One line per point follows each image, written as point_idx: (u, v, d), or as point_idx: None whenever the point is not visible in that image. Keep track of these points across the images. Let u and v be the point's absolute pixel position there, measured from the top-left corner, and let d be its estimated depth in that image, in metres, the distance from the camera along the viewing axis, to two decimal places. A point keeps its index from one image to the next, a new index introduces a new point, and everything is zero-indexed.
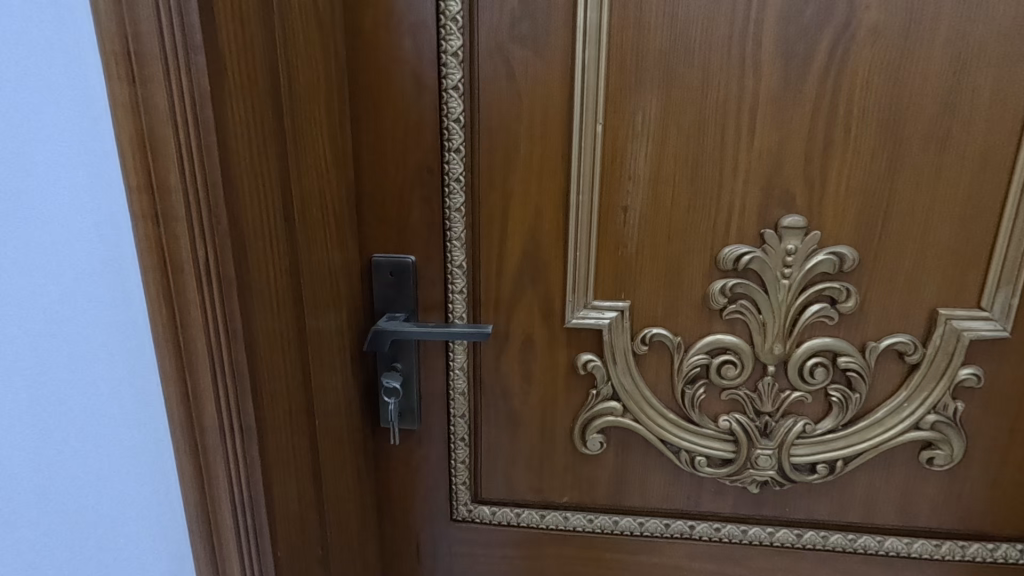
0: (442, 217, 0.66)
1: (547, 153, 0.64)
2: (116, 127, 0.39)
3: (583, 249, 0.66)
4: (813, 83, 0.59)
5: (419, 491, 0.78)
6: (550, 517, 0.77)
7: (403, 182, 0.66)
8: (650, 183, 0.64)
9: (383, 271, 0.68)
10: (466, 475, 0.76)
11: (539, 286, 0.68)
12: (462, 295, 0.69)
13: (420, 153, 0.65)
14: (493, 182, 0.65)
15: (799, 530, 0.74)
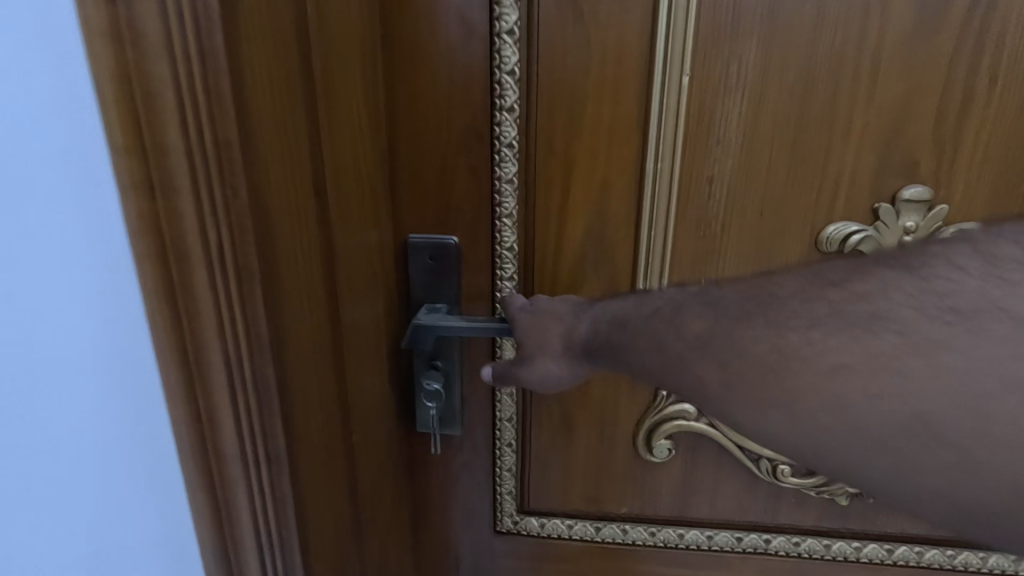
0: (491, 190, 0.56)
1: (620, 112, 0.53)
2: (93, 64, 0.29)
3: (658, 227, 0.56)
4: (955, 23, 0.48)
5: (458, 501, 0.69)
6: (607, 530, 0.69)
7: (445, 148, 0.55)
8: (741, 148, 0.53)
9: (421, 254, 0.58)
10: (513, 484, 0.67)
11: (603, 271, 0.59)
12: (513, 283, 0.59)
13: (466, 112, 0.54)
14: (551, 148, 0.55)
15: (889, 545, 0.66)
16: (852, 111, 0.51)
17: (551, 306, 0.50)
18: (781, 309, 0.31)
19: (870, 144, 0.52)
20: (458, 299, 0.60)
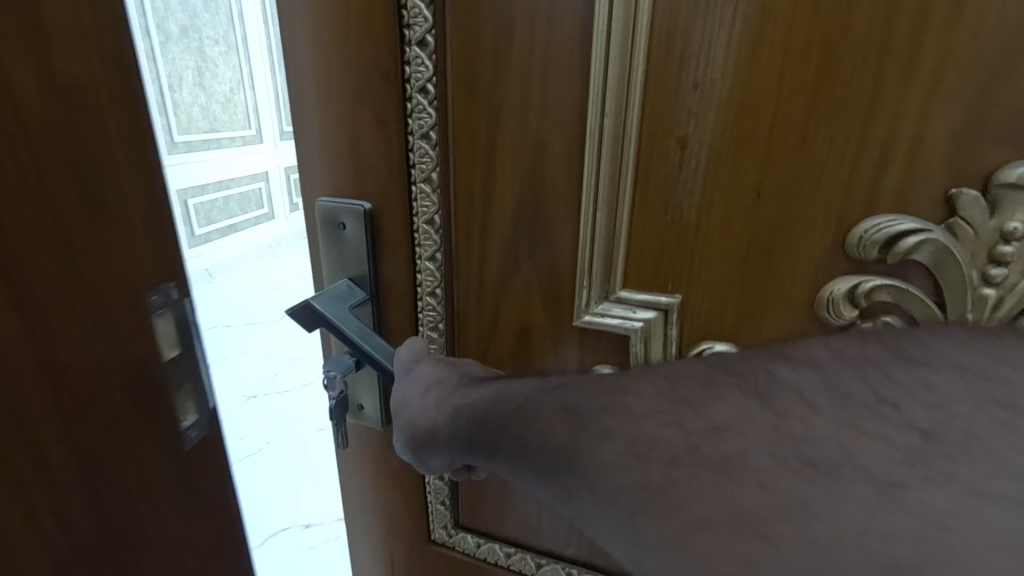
0: (403, 149, 0.42)
1: (559, 43, 0.37)
2: None
3: (614, 202, 0.39)
4: None
5: (384, 505, 0.61)
6: (549, 569, 0.57)
7: (347, 94, 0.42)
8: (730, 93, 0.34)
9: (331, 220, 0.46)
10: (445, 495, 0.58)
11: (538, 259, 0.44)
12: (434, 265, 0.46)
13: (367, 44, 0.40)
14: (475, 94, 0.40)
15: None
16: (926, 27, 0.30)
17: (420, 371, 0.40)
18: (641, 437, 0.25)
19: (948, 85, 0.30)
20: (375, 276, 0.48)
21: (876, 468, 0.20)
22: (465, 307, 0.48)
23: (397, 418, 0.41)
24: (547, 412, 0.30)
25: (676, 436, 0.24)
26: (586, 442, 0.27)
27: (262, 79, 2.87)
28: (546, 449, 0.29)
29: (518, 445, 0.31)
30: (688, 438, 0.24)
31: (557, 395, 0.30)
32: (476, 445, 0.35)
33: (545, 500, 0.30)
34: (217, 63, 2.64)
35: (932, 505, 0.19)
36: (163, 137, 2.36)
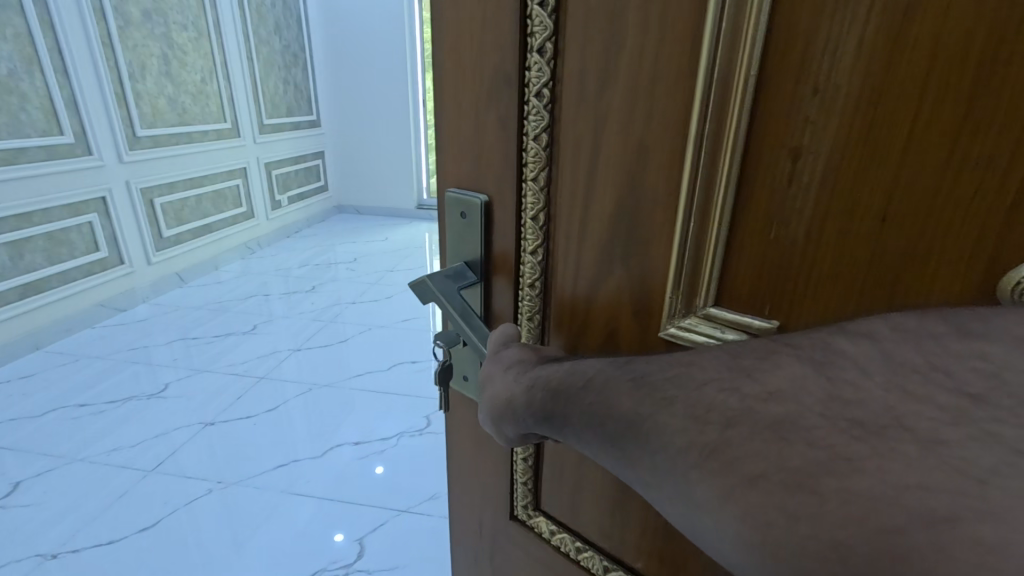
0: (518, 147, 0.43)
1: (671, 42, 0.33)
2: None
3: (704, 216, 0.35)
4: None
5: (474, 516, 0.59)
6: None
7: (475, 95, 0.44)
8: (857, 106, 0.28)
9: (454, 209, 0.50)
10: (530, 528, 0.52)
11: (632, 266, 0.40)
12: (537, 259, 0.46)
13: (496, 51, 0.41)
14: (586, 102, 0.39)
15: None
16: None
17: (504, 353, 0.44)
18: (699, 402, 0.28)
19: None
20: (486, 262, 0.50)
21: (922, 428, 0.21)
22: (559, 305, 0.47)
23: (482, 391, 0.43)
24: (613, 386, 0.32)
25: (732, 400, 0.26)
26: (649, 408, 0.30)
27: (224, 68, 2.97)
28: (613, 417, 0.32)
29: (588, 416, 0.33)
30: (743, 401, 0.26)
31: (628, 368, 0.33)
32: (546, 418, 0.37)
33: (611, 466, 0.33)
34: (185, 48, 2.70)
35: (973, 461, 0.20)
36: (120, 131, 2.38)
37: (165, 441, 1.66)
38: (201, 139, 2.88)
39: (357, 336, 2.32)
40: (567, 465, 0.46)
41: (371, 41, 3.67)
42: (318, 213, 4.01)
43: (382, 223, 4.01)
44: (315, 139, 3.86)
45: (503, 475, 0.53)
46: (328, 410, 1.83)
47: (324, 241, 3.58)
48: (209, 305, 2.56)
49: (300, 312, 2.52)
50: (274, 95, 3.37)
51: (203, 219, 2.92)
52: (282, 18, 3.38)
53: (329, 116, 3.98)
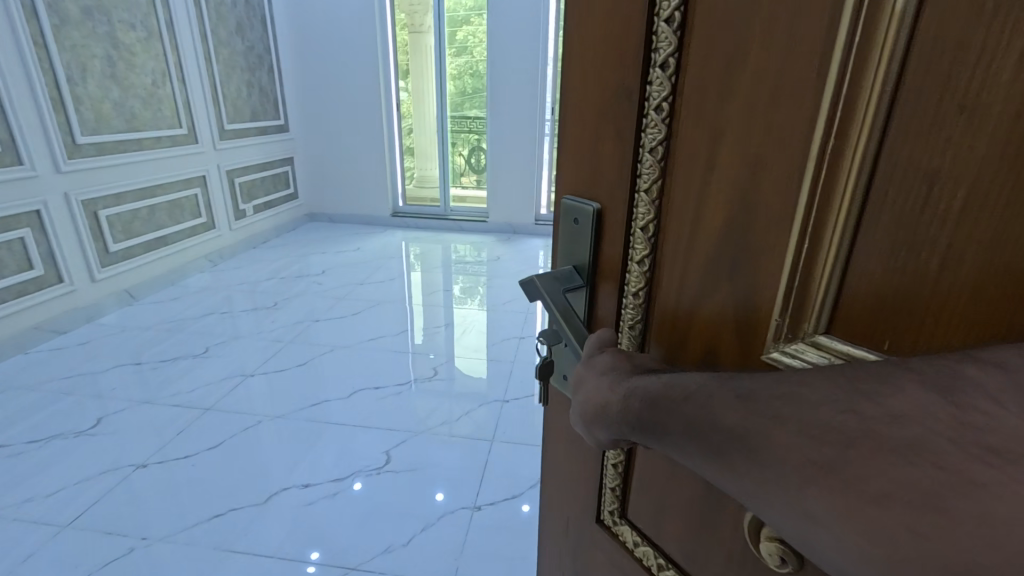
0: (633, 159, 0.42)
1: (798, 54, 0.30)
2: None
3: (818, 242, 0.31)
4: None
5: (558, 511, 0.62)
6: None
7: (596, 108, 0.43)
8: (1014, 134, 0.23)
9: (568, 215, 0.49)
10: (612, 534, 0.53)
11: (739, 286, 0.36)
12: (642, 270, 0.44)
13: (617, 63, 0.40)
14: (705, 115, 0.36)
15: None
16: None
17: (587, 371, 0.43)
18: (815, 421, 0.27)
19: None
20: (595, 269, 0.49)
21: None
22: (661, 318, 0.44)
23: (574, 393, 0.44)
24: (717, 398, 0.32)
25: (851, 420, 0.26)
26: (759, 422, 0.29)
27: (177, 70, 2.81)
28: (716, 428, 0.31)
29: (688, 426, 0.33)
30: (865, 423, 0.25)
31: (732, 385, 0.32)
32: (642, 426, 0.36)
33: (712, 476, 0.32)
34: (134, 48, 2.54)
35: None
36: (57, 138, 2.19)
37: (91, 485, 1.47)
38: (153, 146, 2.70)
39: (323, 357, 2.17)
40: (655, 478, 0.47)
41: (340, 44, 3.61)
42: (285, 223, 3.86)
43: (353, 230, 3.90)
44: (281, 146, 3.71)
45: (591, 482, 0.55)
46: (299, 432, 1.71)
47: (292, 250, 3.46)
48: (162, 324, 2.40)
49: (260, 332, 2.36)
50: (236, 99, 3.23)
51: (156, 231, 2.75)
52: (244, 18, 3.25)
53: (297, 120, 3.85)
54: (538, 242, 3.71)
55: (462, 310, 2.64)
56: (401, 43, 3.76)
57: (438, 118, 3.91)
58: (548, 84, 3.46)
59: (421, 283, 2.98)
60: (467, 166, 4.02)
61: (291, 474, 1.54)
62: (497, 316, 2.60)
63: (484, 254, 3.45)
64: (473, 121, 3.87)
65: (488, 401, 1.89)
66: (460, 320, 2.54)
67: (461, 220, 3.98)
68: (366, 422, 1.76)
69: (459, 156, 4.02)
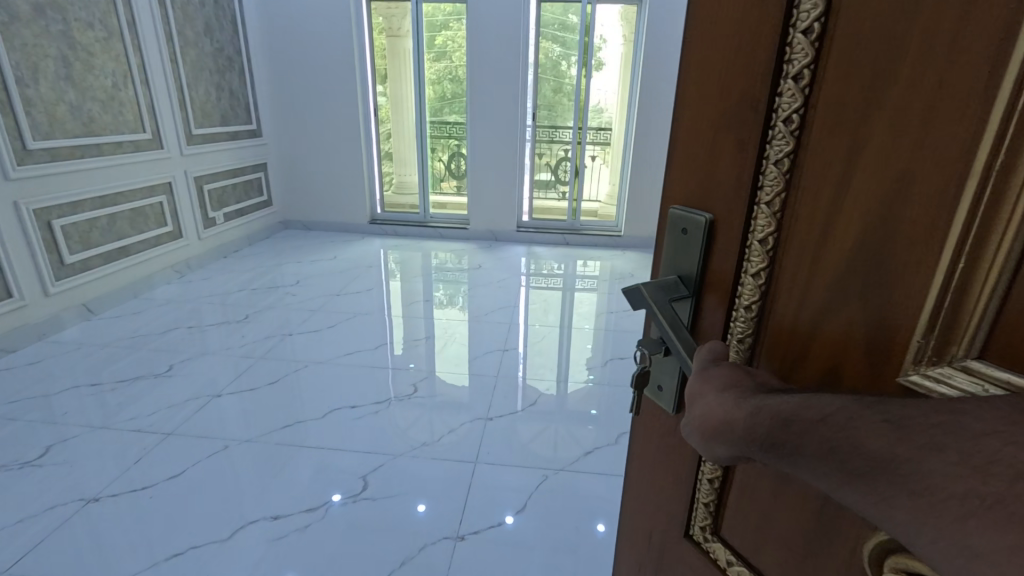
0: (754, 169, 0.38)
1: (966, 57, 0.25)
2: None
3: (975, 273, 0.26)
4: None
5: (640, 524, 0.60)
6: None
7: (715, 118, 0.39)
8: None
9: (676, 225, 0.45)
10: (701, 552, 0.50)
11: (871, 306, 0.31)
12: (757, 284, 0.39)
13: (744, 73, 0.37)
14: (842, 126, 0.31)
15: None
16: None
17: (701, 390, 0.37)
18: (983, 458, 0.21)
19: None
20: (702, 284, 0.45)
21: None
22: (775, 338, 0.39)
23: (686, 410, 0.39)
24: (858, 424, 0.25)
25: None
26: (910, 452, 0.23)
27: (140, 73, 2.65)
28: (862, 452, 0.25)
29: (824, 448, 0.27)
30: None
31: (875, 410, 0.26)
32: (773, 444, 0.30)
33: (857, 506, 0.26)
34: (91, 49, 2.37)
35: None
36: (5, 143, 2.01)
37: (30, 527, 1.30)
38: (114, 152, 2.52)
39: (302, 371, 2.03)
40: (755, 494, 0.44)
41: (316, 48, 3.52)
42: (258, 231, 3.71)
43: (329, 239, 3.79)
44: (254, 151, 3.58)
45: (687, 475, 0.51)
46: (279, 455, 1.57)
47: (265, 260, 3.32)
48: (122, 339, 2.20)
49: (228, 347, 2.18)
50: (205, 104, 3.09)
51: (119, 241, 2.58)
52: (213, 18, 3.12)
53: (270, 125, 3.72)
54: (520, 249, 3.69)
55: (450, 318, 2.58)
56: (379, 47, 3.70)
57: (416, 123, 3.85)
58: (528, 89, 3.53)
59: (400, 293, 2.88)
60: (447, 172, 3.98)
61: (266, 499, 1.41)
62: (486, 321, 2.55)
63: (465, 262, 3.40)
64: (452, 127, 3.85)
65: (480, 406, 1.85)
66: (440, 332, 2.43)
67: (440, 227, 3.92)
68: (357, 439, 1.66)
69: (439, 161, 3.97)
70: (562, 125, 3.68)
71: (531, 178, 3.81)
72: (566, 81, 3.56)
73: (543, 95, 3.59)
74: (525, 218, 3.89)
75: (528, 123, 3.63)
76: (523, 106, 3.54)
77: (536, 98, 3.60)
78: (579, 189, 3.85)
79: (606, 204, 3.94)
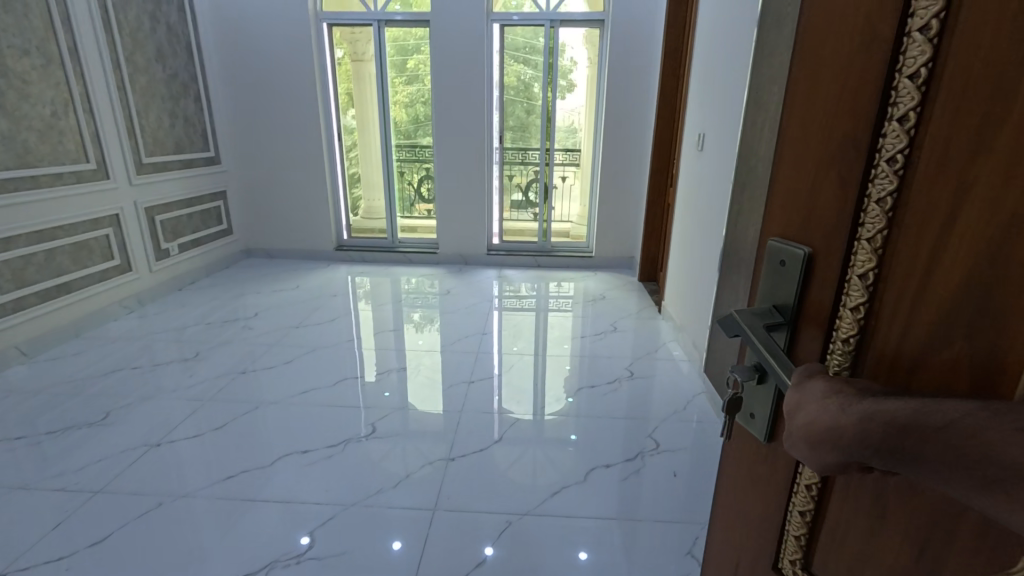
0: (856, 205, 0.36)
1: None
2: None
3: None
4: None
5: (728, 554, 0.57)
6: None
7: (819, 157, 0.39)
8: None
9: (774, 257, 0.44)
10: None
11: (987, 346, 0.28)
12: (857, 319, 0.36)
13: (849, 117, 0.36)
14: (951, 164, 0.30)
15: None
16: None
17: (807, 397, 0.34)
18: None
19: None
20: (799, 315, 0.42)
21: None
22: (878, 372, 0.35)
23: (787, 422, 0.36)
24: (988, 429, 0.23)
25: None
26: None
27: (83, 100, 2.51)
28: (995, 459, 0.22)
29: (954, 455, 0.24)
30: None
31: (1008, 414, 0.23)
32: (893, 450, 0.28)
33: (992, 512, 0.23)
34: (27, 76, 2.22)
35: None
36: None
37: None
38: (53, 184, 2.36)
39: (266, 407, 1.90)
40: (848, 535, 0.40)
41: (278, 75, 3.46)
42: (216, 261, 3.55)
43: (293, 268, 3.66)
44: (211, 179, 3.45)
45: (777, 504, 0.48)
46: (239, 502, 1.44)
47: (225, 291, 3.16)
48: (61, 384, 2.02)
49: (184, 386, 2.03)
50: (156, 131, 2.95)
51: (57, 278, 2.39)
52: (165, 44, 3.03)
53: (228, 152, 3.61)
54: (490, 272, 3.65)
55: (422, 345, 2.50)
56: (344, 72, 3.67)
57: (382, 147, 3.80)
58: (495, 112, 3.57)
59: (369, 321, 2.78)
60: (416, 195, 3.93)
61: (219, 554, 1.28)
62: (460, 346, 2.49)
63: (437, 286, 3.33)
64: (420, 151, 3.81)
65: (454, 435, 1.77)
66: (413, 360, 2.34)
67: (410, 252, 3.85)
68: (329, 479, 1.55)
69: (408, 185, 3.91)
70: (531, 147, 3.70)
71: (500, 200, 3.83)
72: (536, 103, 3.59)
73: (510, 117, 3.62)
74: (495, 240, 3.88)
75: (495, 144, 3.66)
76: (490, 127, 3.57)
77: (502, 119, 3.62)
78: (549, 211, 3.85)
79: (578, 224, 3.92)
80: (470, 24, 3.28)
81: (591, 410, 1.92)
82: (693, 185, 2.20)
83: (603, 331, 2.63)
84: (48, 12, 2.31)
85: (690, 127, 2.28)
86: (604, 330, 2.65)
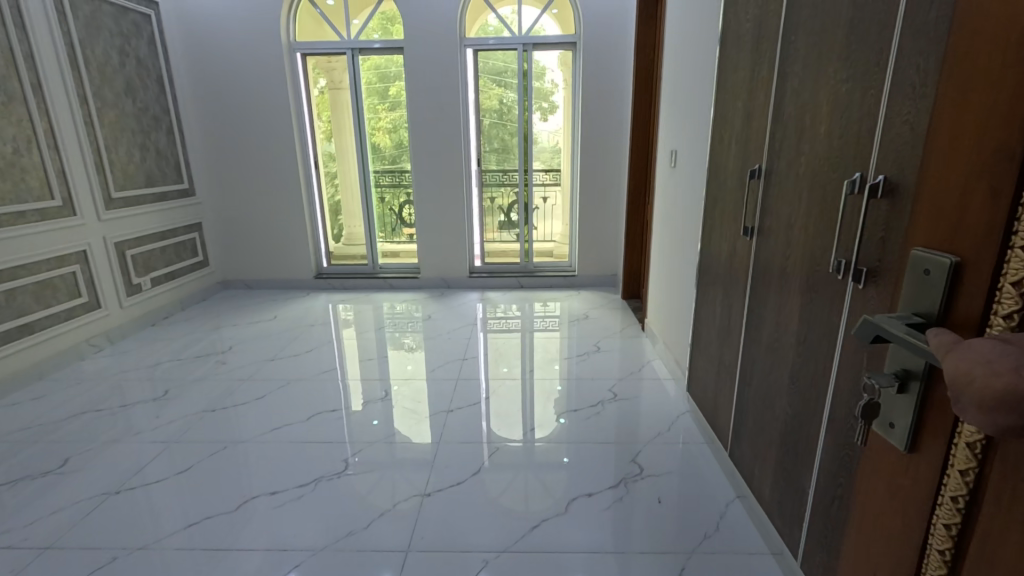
0: (1009, 218, 0.46)
1: None
2: None
3: None
4: None
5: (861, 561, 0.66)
6: None
7: (966, 181, 0.50)
8: None
9: (920, 268, 0.55)
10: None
11: None
12: (1011, 323, 0.45)
13: (999, 147, 0.47)
14: None
15: None
16: None
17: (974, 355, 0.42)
18: None
19: None
20: (945, 318, 0.53)
21: None
22: None
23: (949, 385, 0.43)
24: None
25: None
26: None
27: (48, 136, 2.47)
28: None
29: None
30: None
31: None
32: None
33: None
34: None
35: None
36: None
37: None
38: (14, 222, 2.30)
39: (240, 445, 1.83)
40: (998, 534, 0.47)
41: (257, 106, 3.45)
42: (189, 294, 3.47)
43: (273, 298, 3.60)
44: (184, 212, 3.39)
45: (919, 516, 0.56)
46: (201, 551, 1.37)
47: (201, 325, 3.10)
48: (21, 430, 1.93)
49: (156, 426, 1.95)
50: (125, 165, 2.91)
51: (18, 318, 2.31)
52: (135, 78, 3.02)
53: (204, 184, 3.58)
54: (473, 295, 3.62)
55: (406, 371, 2.45)
56: (320, 101, 3.67)
57: (361, 174, 3.78)
58: (472, 133, 3.59)
59: (354, 348, 2.73)
60: (397, 220, 3.91)
61: None
62: (438, 373, 2.43)
63: (421, 311, 3.30)
64: (401, 176, 3.78)
65: (437, 464, 1.71)
66: (399, 387, 2.29)
67: (391, 278, 3.81)
68: (309, 517, 1.49)
69: (388, 210, 3.88)
70: (510, 168, 3.71)
71: (482, 221, 3.82)
72: (511, 125, 3.61)
73: (491, 141, 3.64)
74: (478, 262, 3.87)
75: (475, 166, 3.66)
76: (468, 150, 3.58)
77: (481, 141, 3.64)
78: (530, 231, 3.85)
79: (560, 243, 3.89)
80: (442, 49, 3.31)
81: (579, 434, 1.88)
82: (669, 202, 2.19)
83: (586, 352, 2.60)
84: (10, 50, 2.28)
85: (663, 145, 2.28)
86: (587, 350, 2.62)
